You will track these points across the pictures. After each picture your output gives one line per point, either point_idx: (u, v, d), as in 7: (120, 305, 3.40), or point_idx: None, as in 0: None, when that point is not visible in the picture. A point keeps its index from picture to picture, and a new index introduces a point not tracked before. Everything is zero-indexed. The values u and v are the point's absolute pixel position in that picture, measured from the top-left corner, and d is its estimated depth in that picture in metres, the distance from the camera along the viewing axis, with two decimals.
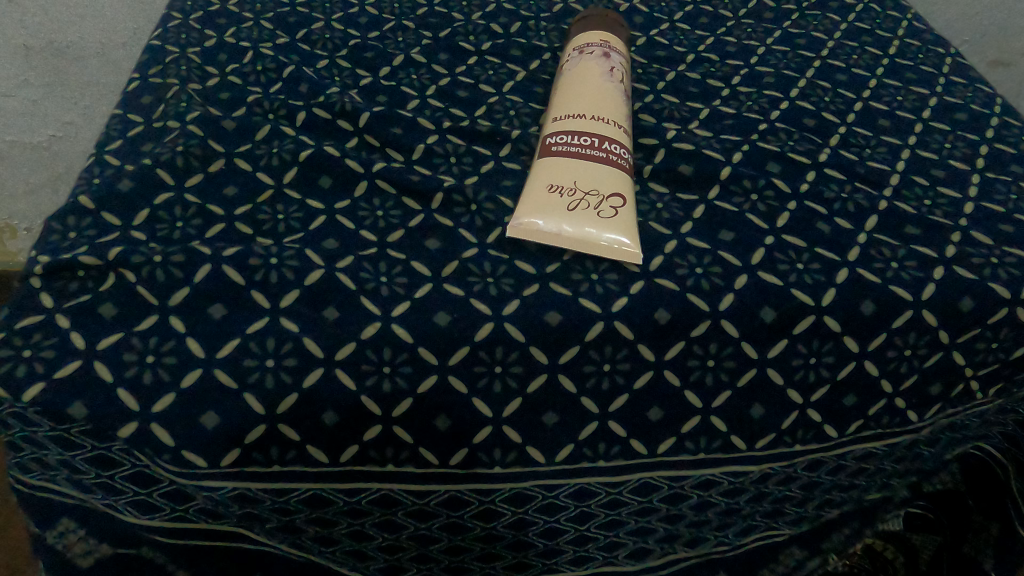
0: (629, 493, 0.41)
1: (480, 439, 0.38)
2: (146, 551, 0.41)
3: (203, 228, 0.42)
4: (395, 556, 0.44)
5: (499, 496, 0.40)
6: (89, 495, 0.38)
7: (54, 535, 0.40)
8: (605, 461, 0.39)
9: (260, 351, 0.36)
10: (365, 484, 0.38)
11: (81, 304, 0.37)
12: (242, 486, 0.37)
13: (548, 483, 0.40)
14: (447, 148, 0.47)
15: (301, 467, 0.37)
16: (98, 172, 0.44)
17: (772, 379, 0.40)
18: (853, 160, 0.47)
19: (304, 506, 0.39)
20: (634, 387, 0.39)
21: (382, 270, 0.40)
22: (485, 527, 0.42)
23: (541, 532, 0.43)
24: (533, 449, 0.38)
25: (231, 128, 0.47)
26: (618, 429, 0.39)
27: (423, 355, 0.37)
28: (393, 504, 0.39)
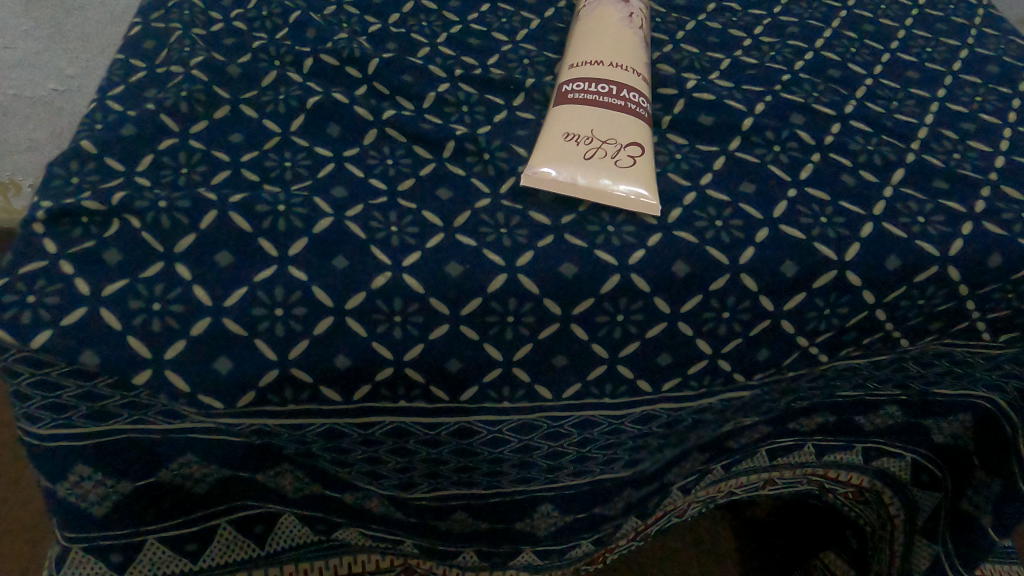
0: (630, 424, 0.44)
1: (489, 378, 0.39)
2: (164, 477, 0.43)
3: (209, 175, 0.40)
4: (407, 474, 0.47)
5: (506, 427, 0.42)
6: (111, 424, 0.38)
7: (66, 487, 0.40)
8: (611, 399, 0.41)
9: (270, 299, 0.36)
10: (377, 418, 0.40)
11: (86, 250, 0.36)
12: (258, 421, 0.38)
13: (554, 416, 0.42)
14: (459, 96, 0.46)
15: (315, 406, 0.38)
16: (100, 118, 0.43)
17: (781, 326, 0.40)
18: (880, 113, 0.45)
19: (320, 438, 0.41)
20: (646, 336, 0.39)
21: (392, 219, 0.39)
22: (493, 451, 0.45)
23: (546, 454, 0.46)
24: (542, 389, 0.40)
25: (235, 74, 0.45)
26: (625, 369, 0.40)
27: (434, 305, 0.37)
28: (405, 434, 0.41)
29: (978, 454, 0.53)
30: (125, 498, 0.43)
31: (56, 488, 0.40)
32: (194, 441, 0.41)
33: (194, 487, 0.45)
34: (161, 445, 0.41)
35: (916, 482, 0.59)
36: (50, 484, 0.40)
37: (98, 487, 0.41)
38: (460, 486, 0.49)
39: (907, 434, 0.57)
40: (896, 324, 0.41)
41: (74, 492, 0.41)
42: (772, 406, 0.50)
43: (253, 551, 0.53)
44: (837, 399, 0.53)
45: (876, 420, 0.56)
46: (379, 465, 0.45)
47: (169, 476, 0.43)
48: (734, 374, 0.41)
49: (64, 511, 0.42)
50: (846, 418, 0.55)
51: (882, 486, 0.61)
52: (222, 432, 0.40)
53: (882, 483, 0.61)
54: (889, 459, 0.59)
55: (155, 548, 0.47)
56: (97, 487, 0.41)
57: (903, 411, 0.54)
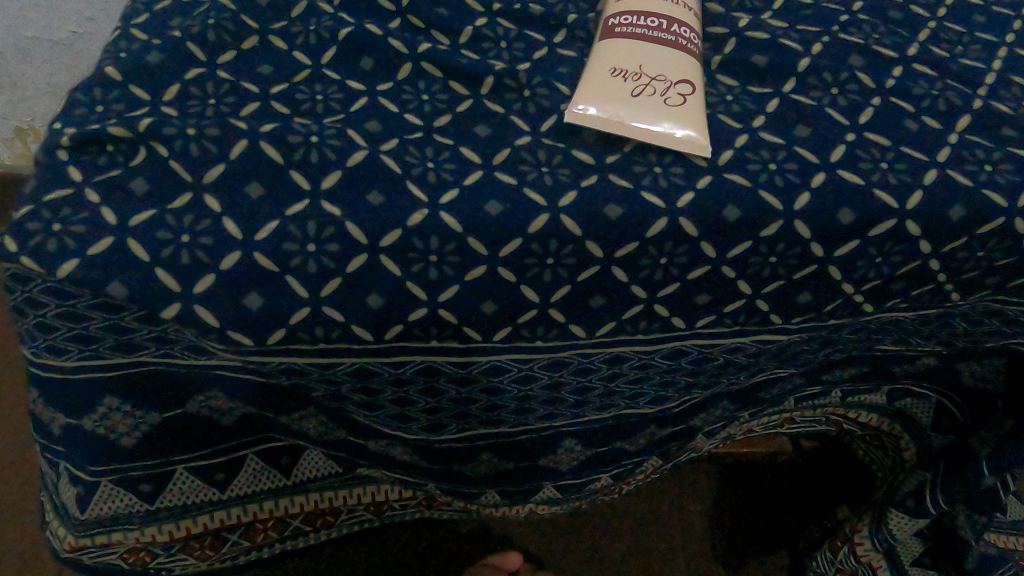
0: (661, 357, 0.43)
1: (524, 319, 0.38)
2: (190, 410, 0.42)
3: (237, 106, 0.39)
4: (436, 416, 0.46)
5: (537, 363, 0.41)
6: (138, 357, 0.37)
7: (93, 420, 0.40)
8: (643, 334, 0.40)
9: (302, 235, 0.34)
10: (409, 358, 0.39)
11: (112, 178, 0.35)
12: (288, 358, 0.37)
13: (584, 352, 0.41)
14: (498, 31, 0.44)
15: (348, 345, 0.37)
16: (123, 45, 0.41)
17: (830, 274, 0.38)
18: (945, 57, 0.42)
19: (351, 379, 0.40)
20: (687, 278, 0.38)
21: (429, 155, 0.37)
22: (523, 389, 0.44)
23: (574, 390, 0.46)
24: (575, 327, 0.39)
25: (264, 3, 0.43)
26: (662, 309, 0.39)
27: (472, 245, 0.35)
28: (436, 374, 0.40)
29: (1003, 398, 0.53)
30: (151, 432, 0.43)
31: (82, 422, 0.40)
32: (221, 376, 0.40)
33: (220, 420, 0.44)
34: (187, 377, 0.40)
35: (933, 426, 0.58)
36: (76, 420, 0.39)
37: (124, 420, 0.41)
38: (488, 426, 0.49)
39: (932, 375, 0.55)
40: (951, 277, 0.39)
41: (101, 425, 0.40)
42: (810, 356, 0.48)
43: (278, 480, 0.54)
44: (875, 352, 0.51)
45: (910, 368, 0.54)
46: (407, 407, 0.44)
47: (196, 408, 0.43)
48: (769, 316, 0.40)
49: (91, 445, 0.41)
50: (883, 360, 0.53)
51: (898, 428, 0.60)
52: (251, 371, 0.39)
53: (898, 424, 0.59)
54: (911, 401, 0.57)
55: (185, 479, 0.48)
56: (125, 420, 0.41)
57: (939, 358, 0.53)
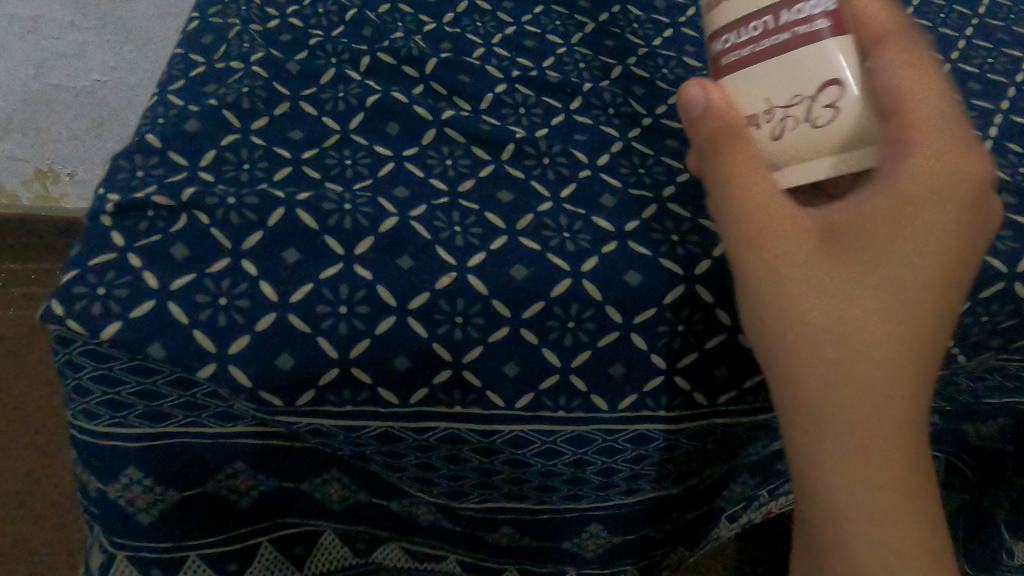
0: (687, 437, 0.40)
1: (548, 384, 0.37)
2: (209, 489, 0.41)
3: (271, 171, 0.41)
4: (459, 483, 0.45)
5: (563, 437, 0.39)
6: (164, 426, 0.38)
7: (116, 489, 0.39)
8: (670, 412, 0.39)
9: (335, 297, 0.36)
10: (434, 423, 0.38)
11: (153, 244, 0.36)
12: (317, 423, 0.37)
13: (611, 427, 0.39)
14: (516, 98, 0.46)
15: (375, 410, 0.37)
16: (163, 112, 0.43)
17: None
18: None
19: (375, 442, 0.39)
20: (706, 348, 0.38)
21: (456, 219, 0.39)
22: (545, 464, 0.41)
23: (599, 470, 0.42)
24: (598, 398, 0.38)
25: (295, 71, 0.45)
26: (684, 383, 0.38)
27: (496, 307, 0.37)
28: (459, 442, 0.39)
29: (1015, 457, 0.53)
30: (166, 513, 0.41)
31: (107, 488, 0.39)
32: (248, 450, 0.41)
33: (239, 503, 0.44)
34: (211, 454, 0.40)
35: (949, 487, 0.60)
36: (100, 486, 0.39)
37: (144, 494, 0.40)
38: (510, 499, 0.46)
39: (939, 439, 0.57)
40: (960, 341, 0.40)
41: (121, 497, 0.39)
42: None
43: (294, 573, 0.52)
44: None
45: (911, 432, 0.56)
46: (429, 472, 0.43)
47: (217, 488, 0.42)
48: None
49: (112, 514, 0.40)
50: None
51: None
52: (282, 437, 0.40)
53: None
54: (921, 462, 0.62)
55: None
56: (143, 494, 0.40)
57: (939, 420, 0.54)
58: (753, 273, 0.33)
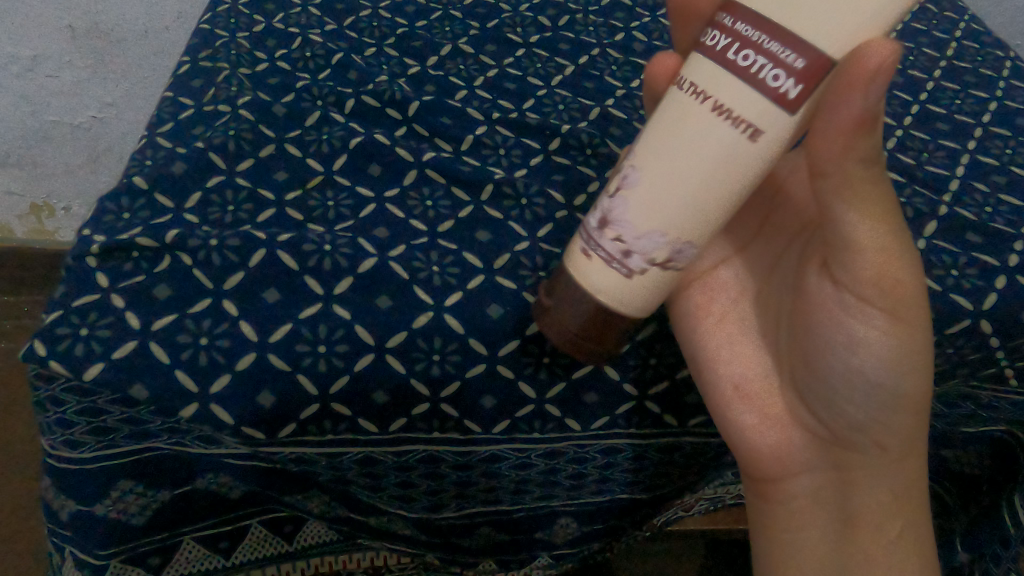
0: (656, 450, 0.41)
1: (523, 413, 0.38)
2: (201, 484, 0.41)
3: (255, 212, 0.42)
4: (437, 496, 0.43)
5: (535, 452, 0.39)
6: (149, 444, 0.38)
7: (106, 504, 0.38)
8: (638, 432, 0.39)
9: (313, 336, 0.37)
10: (412, 446, 0.38)
11: (136, 285, 0.37)
12: (297, 450, 0.37)
13: (582, 443, 0.39)
14: (496, 139, 0.47)
15: (351, 438, 0.37)
16: (150, 154, 0.44)
17: None
18: (911, 164, 0.46)
19: (355, 465, 0.39)
20: (677, 377, 0.39)
21: (434, 259, 0.40)
22: (519, 471, 0.41)
23: (569, 475, 0.42)
24: (572, 422, 0.38)
25: (281, 114, 0.47)
26: (654, 407, 0.39)
27: (473, 345, 0.37)
28: (437, 461, 0.39)
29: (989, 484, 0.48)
30: (160, 509, 0.41)
31: (93, 504, 0.38)
32: (226, 466, 0.40)
33: (229, 492, 0.43)
34: (200, 462, 0.40)
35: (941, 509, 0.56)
36: (86, 502, 0.38)
37: (137, 498, 0.39)
38: (488, 504, 0.45)
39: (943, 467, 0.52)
40: None
41: (111, 509, 0.39)
42: None
43: (282, 547, 0.50)
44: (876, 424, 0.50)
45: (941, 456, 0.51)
46: (409, 488, 0.42)
47: (207, 484, 0.41)
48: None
49: (100, 524, 0.39)
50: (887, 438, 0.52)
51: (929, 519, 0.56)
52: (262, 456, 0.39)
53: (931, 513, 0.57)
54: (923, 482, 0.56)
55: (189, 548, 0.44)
56: (138, 499, 0.39)
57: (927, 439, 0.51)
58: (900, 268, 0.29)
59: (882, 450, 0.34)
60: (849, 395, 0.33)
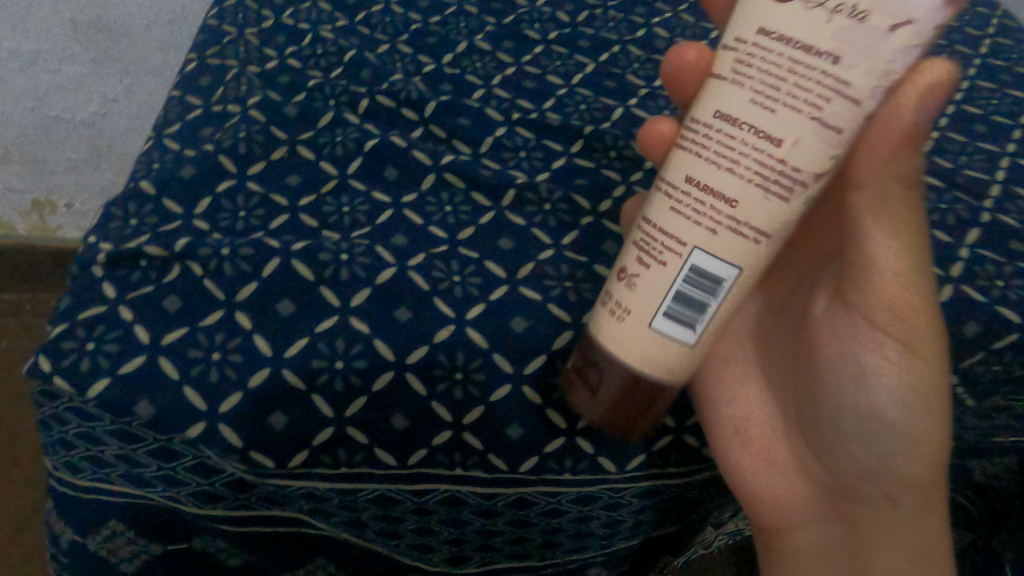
0: (695, 489, 0.39)
1: (552, 447, 0.36)
2: (198, 543, 0.40)
3: (267, 219, 0.40)
4: (459, 547, 0.40)
5: (566, 496, 0.36)
6: (145, 491, 0.36)
7: (99, 540, 0.37)
8: (677, 467, 0.37)
9: (330, 352, 0.35)
10: (434, 485, 0.35)
11: (145, 296, 0.36)
12: (309, 485, 0.35)
13: (619, 485, 0.36)
14: (517, 141, 0.45)
15: (368, 471, 0.34)
16: (157, 156, 0.42)
17: None
18: (950, 168, 0.44)
19: (371, 506, 0.36)
20: None
21: (455, 269, 0.38)
22: (549, 521, 0.38)
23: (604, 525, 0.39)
24: (606, 459, 0.36)
25: (292, 114, 0.45)
26: (691, 439, 0.37)
27: (498, 361, 0.36)
28: (460, 504, 0.36)
29: None
30: (150, 564, 0.39)
31: (87, 541, 0.37)
32: (218, 529, 0.38)
33: (227, 560, 0.41)
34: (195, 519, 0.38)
35: None
36: (80, 538, 0.37)
37: (127, 545, 0.38)
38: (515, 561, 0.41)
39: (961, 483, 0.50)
40: (978, 400, 0.38)
41: (104, 548, 0.38)
42: None
43: None
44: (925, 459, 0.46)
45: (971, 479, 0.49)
46: (429, 536, 0.39)
47: (204, 542, 0.40)
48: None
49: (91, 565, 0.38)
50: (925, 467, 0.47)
51: None
52: (264, 505, 0.36)
53: None
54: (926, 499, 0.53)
55: None
56: (129, 545, 0.38)
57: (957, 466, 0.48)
58: (904, 288, 0.27)
59: (891, 504, 0.31)
60: (851, 419, 0.31)
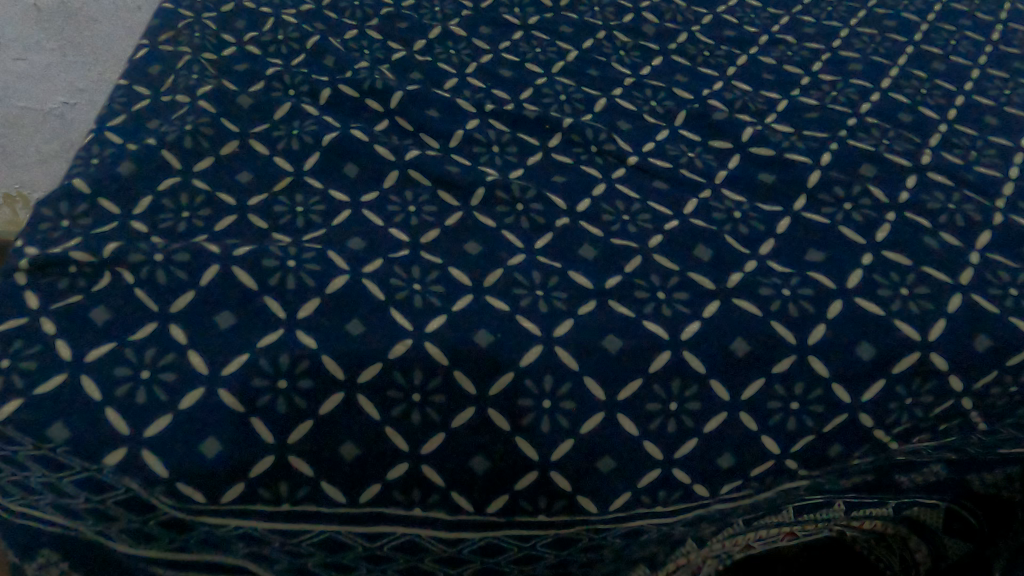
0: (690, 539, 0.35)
1: (523, 485, 0.32)
2: None
3: (212, 220, 0.37)
4: None
5: (541, 541, 0.33)
6: (73, 527, 0.32)
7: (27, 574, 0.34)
8: (671, 516, 0.33)
9: (272, 370, 0.31)
10: (392, 530, 0.32)
11: (70, 306, 0.32)
12: (250, 526, 0.31)
13: (601, 535, 0.33)
14: (490, 135, 0.42)
15: (318, 514, 0.32)
16: (97, 151, 0.39)
17: (862, 423, 0.33)
18: (960, 165, 0.40)
19: (321, 552, 0.33)
20: (703, 432, 0.33)
21: (416, 276, 0.35)
22: (521, 573, 0.35)
23: (584, 573, 0.36)
24: (584, 500, 0.32)
25: (246, 105, 0.42)
26: (682, 474, 0.33)
27: (458, 379, 0.32)
28: (419, 552, 0.34)
29: None
30: None
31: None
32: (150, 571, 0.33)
33: None
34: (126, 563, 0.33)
35: None
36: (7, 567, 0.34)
37: None
38: None
39: None
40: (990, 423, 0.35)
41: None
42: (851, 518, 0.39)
43: None
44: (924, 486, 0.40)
45: None
46: None
47: None
48: (801, 474, 0.33)
49: None
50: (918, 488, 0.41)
51: None
52: (204, 544, 0.32)
53: None
54: None
55: None
56: None
57: None
58: None
59: None
60: None
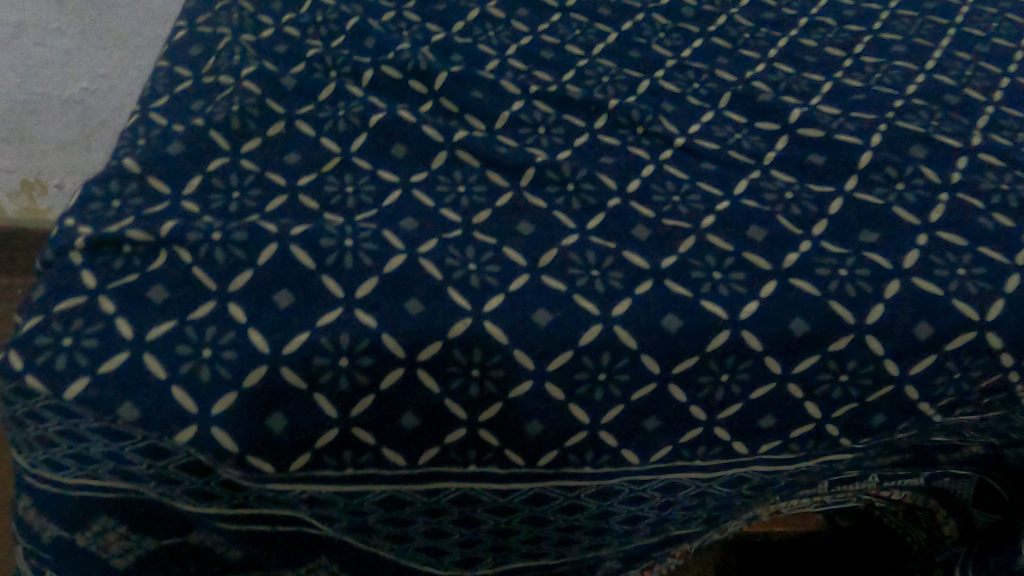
0: (721, 485, 0.38)
1: (573, 442, 0.34)
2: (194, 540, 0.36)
3: (263, 200, 0.36)
4: (473, 549, 0.39)
5: (586, 491, 0.36)
6: (134, 488, 0.33)
7: (87, 538, 0.34)
8: (703, 461, 0.36)
9: (333, 347, 0.31)
10: (447, 484, 0.34)
11: (127, 284, 0.32)
12: (313, 487, 0.33)
13: (639, 479, 0.36)
14: (536, 116, 0.42)
15: (378, 471, 0.33)
16: (143, 132, 0.39)
17: (907, 394, 0.35)
18: (1009, 146, 0.40)
19: (380, 507, 0.35)
20: (750, 398, 0.34)
21: (471, 256, 0.35)
22: (567, 519, 0.38)
23: (624, 520, 0.39)
24: (628, 452, 0.34)
25: (290, 86, 0.41)
26: (724, 434, 0.35)
27: (518, 357, 0.32)
28: (474, 503, 0.35)
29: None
30: (142, 562, 0.36)
31: (72, 540, 0.34)
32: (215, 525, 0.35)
33: (225, 555, 0.37)
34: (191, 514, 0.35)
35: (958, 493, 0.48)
36: (65, 536, 0.34)
37: (118, 540, 0.35)
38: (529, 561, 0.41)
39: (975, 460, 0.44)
40: None
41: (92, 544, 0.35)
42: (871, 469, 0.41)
43: None
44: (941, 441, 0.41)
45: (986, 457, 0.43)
46: (441, 538, 0.38)
47: (201, 538, 0.36)
48: (837, 437, 0.36)
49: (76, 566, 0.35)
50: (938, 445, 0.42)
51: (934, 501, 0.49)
52: (266, 504, 0.34)
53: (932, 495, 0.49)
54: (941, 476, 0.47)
55: None
56: (118, 543, 0.35)
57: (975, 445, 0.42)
58: None
59: None
60: None
